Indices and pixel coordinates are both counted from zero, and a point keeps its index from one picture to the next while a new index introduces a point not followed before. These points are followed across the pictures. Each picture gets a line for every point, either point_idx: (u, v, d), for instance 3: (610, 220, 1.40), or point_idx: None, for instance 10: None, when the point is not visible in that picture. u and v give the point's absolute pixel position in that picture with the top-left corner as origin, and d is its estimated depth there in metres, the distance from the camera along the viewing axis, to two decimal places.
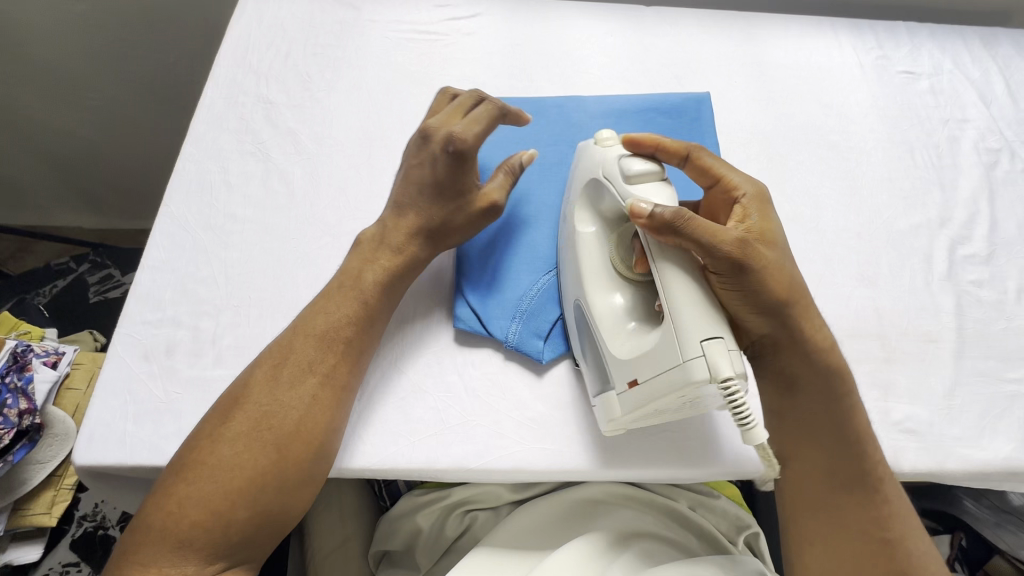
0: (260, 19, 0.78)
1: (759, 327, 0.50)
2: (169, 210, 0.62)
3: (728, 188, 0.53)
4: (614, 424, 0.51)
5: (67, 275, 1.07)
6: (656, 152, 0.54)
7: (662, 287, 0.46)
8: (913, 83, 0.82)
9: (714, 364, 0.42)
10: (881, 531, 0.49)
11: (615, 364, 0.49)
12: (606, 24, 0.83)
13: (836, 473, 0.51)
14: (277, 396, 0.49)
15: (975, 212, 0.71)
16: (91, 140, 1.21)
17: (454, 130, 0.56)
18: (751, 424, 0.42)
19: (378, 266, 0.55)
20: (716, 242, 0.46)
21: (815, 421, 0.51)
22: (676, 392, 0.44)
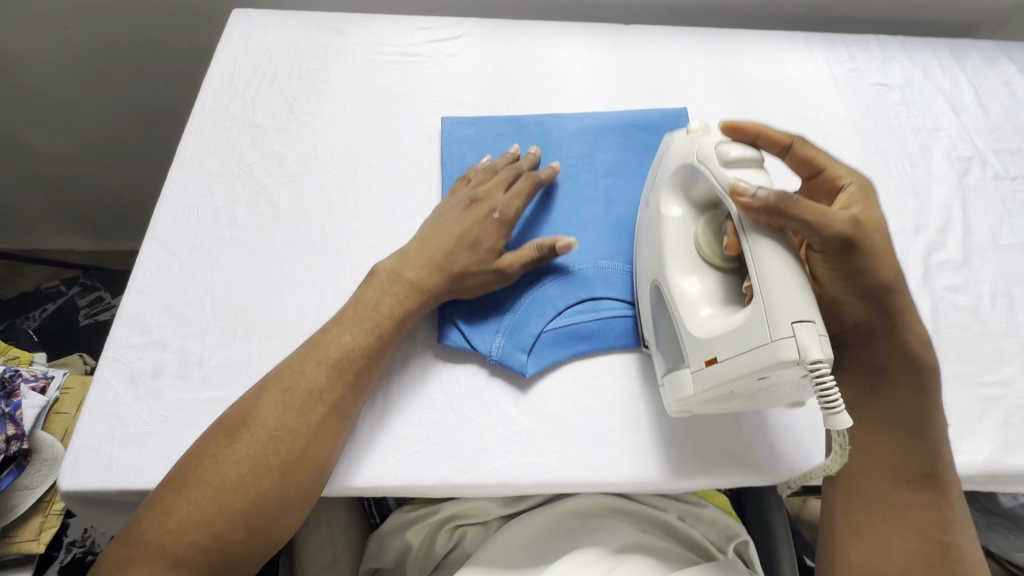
0: (246, 45, 0.80)
1: (860, 312, 0.51)
2: (156, 234, 0.63)
3: (833, 178, 0.54)
4: (683, 404, 0.53)
5: (57, 299, 1.08)
6: (758, 139, 0.56)
7: (755, 265, 0.46)
8: (886, 95, 0.84)
9: (804, 345, 0.42)
10: (939, 532, 0.49)
11: (693, 343, 0.50)
12: (586, 44, 0.85)
13: (906, 467, 0.51)
14: (286, 422, 0.49)
15: (949, 219, 0.72)
16: (84, 165, 1.23)
17: (500, 201, 0.63)
18: (841, 409, 0.42)
19: (394, 299, 0.57)
20: (829, 222, 0.47)
21: (905, 416, 0.52)
22: (757, 372, 0.45)
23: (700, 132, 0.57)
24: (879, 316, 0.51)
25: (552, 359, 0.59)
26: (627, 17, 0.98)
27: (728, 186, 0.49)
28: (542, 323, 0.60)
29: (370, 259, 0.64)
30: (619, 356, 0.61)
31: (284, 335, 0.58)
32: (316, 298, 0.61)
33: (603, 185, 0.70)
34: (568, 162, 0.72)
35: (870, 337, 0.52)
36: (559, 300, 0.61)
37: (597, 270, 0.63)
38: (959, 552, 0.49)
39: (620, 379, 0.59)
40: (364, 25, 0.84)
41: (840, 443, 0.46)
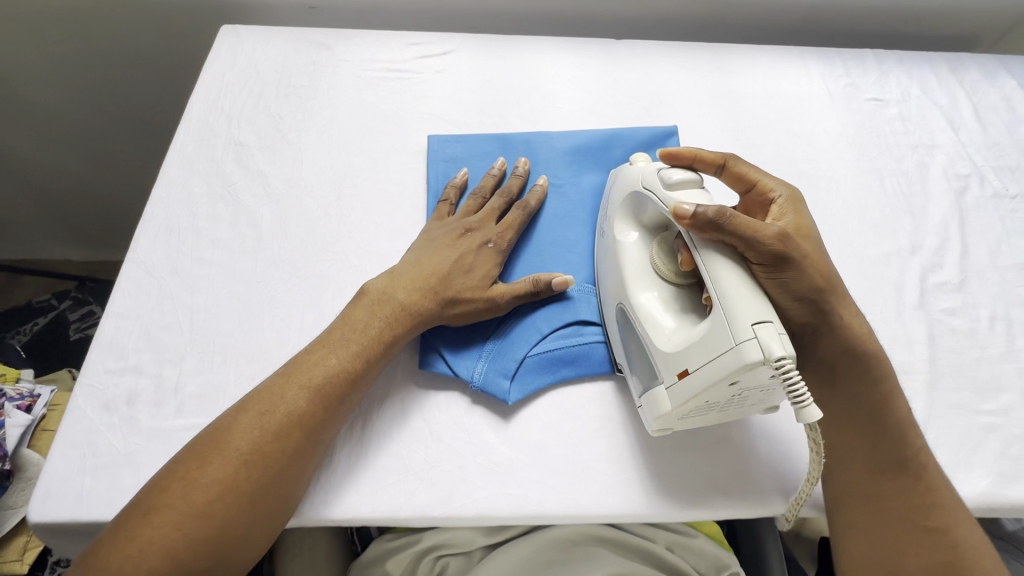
0: (234, 61, 0.79)
1: (802, 316, 0.52)
2: (136, 256, 0.62)
3: (764, 192, 0.57)
4: (662, 424, 0.52)
5: (48, 313, 1.07)
6: (695, 163, 0.60)
7: (710, 277, 0.47)
8: (882, 110, 0.82)
9: (767, 345, 0.43)
10: (923, 519, 0.50)
11: (663, 358, 0.50)
12: (576, 58, 0.84)
13: (877, 457, 0.52)
14: (259, 447, 0.48)
15: (946, 239, 0.70)
16: (78, 177, 1.23)
17: (495, 232, 0.63)
18: (809, 402, 0.43)
19: (383, 321, 0.56)
20: (758, 235, 0.47)
21: (865, 408, 0.53)
22: (728, 378, 0.45)
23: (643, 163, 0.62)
24: (821, 317, 0.52)
25: (536, 385, 0.58)
26: (620, 32, 0.97)
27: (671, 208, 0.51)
28: (525, 348, 0.59)
29: (352, 282, 0.63)
30: (604, 382, 0.59)
31: (263, 360, 0.57)
32: (296, 323, 0.60)
33: (590, 206, 0.70)
34: (555, 181, 0.71)
35: (816, 337, 0.53)
36: (544, 324, 0.60)
37: (583, 294, 0.63)
38: (949, 534, 0.50)
39: (604, 407, 0.58)
40: (352, 41, 0.83)
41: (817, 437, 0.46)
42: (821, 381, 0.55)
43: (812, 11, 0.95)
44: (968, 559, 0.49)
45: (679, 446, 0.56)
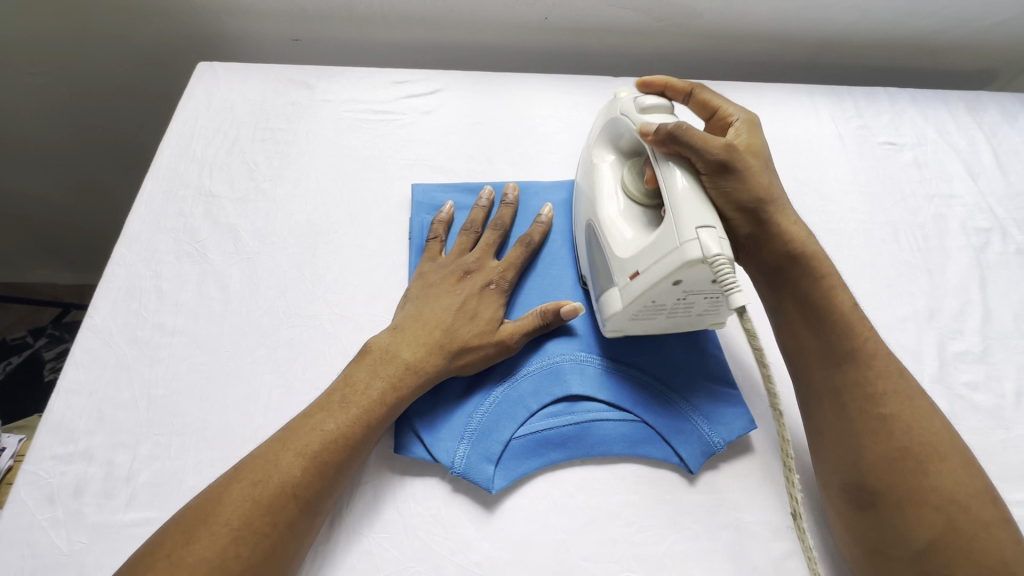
0: (209, 102, 0.75)
1: (746, 227, 0.54)
2: (93, 322, 0.58)
3: (723, 117, 0.61)
4: (614, 322, 0.54)
5: (22, 352, 1.04)
6: (666, 91, 0.64)
7: (664, 187, 0.51)
8: (896, 154, 0.78)
9: (705, 243, 0.46)
10: (876, 408, 0.49)
11: (616, 261, 0.53)
12: (571, 98, 0.80)
13: (826, 353, 0.52)
14: (250, 524, 0.43)
15: (966, 301, 0.66)
16: (55, 204, 1.15)
17: (495, 272, 0.60)
18: (735, 290, 0.45)
19: (386, 380, 0.51)
20: (707, 145, 0.51)
21: (814, 310, 0.54)
22: (670, 276, 0.48)
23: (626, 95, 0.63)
24: (760, 226, 0.55)
25: (523, 469, 0.53)
26: (620, 66, 0.93)
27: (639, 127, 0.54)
28: (512, 429, 0.53)
29: (324, 351, 0.58)
30: (596, 466, 0.54)
31: (224, 442, 0.53)
32: (262, 399, 0.55)
33: (581, 265, 0.65)
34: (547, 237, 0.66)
35: (759, 244, 0.55)
36: (532, 401, 0.55)
37: (575, 363, 0.57)
38: (907, 423, 0.48)
39: (595, 497, 0.53)
40: (335, 79, 0.79)
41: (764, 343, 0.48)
42: (768, 286, 0.57)
43: (821, 45, 0.90)
44: (930, 445, 0.47)
45: (678, 542, 0.51)
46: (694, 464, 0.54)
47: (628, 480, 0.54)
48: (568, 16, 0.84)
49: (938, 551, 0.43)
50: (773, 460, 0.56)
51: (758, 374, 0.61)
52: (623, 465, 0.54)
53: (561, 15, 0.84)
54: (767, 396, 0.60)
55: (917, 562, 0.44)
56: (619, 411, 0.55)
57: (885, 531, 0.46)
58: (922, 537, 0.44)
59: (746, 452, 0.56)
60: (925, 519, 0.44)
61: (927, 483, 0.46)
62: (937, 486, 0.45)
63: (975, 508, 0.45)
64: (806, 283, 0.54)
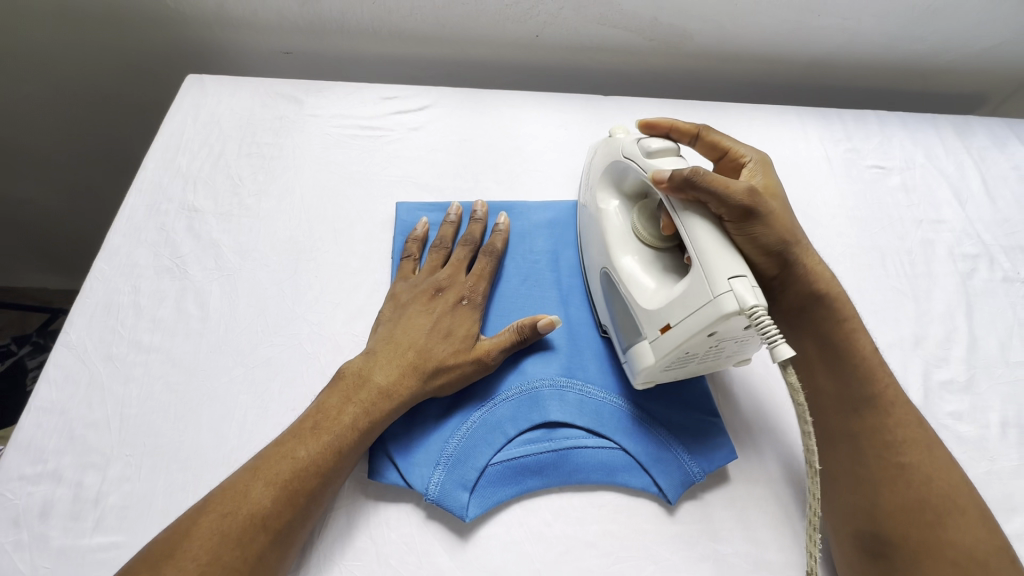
0: (196, 114, 0.75)
1: (771, 269, 0.55)
2: (68, 338, 0.57)
3: (735, 157, 0.60)
4: (646, 375, 0.53)
5: (5, 359, 1.03)
6: (671, 133, 0.63)
7: (690, 241, 0.49)
8: (885, 179, 0.77)
9: (741, 295, 0.44)
10: (895, 455, 0.49)
11: (645, 315, 0.52)
12: (561, 116, 0.80)
13: (846, 397, 0.53)
14: (217, 558, 0.42)
15: (952, 329, 0.65)
16: (43, 209, 1.15)
17: (467, 288, 0.60)
18: (780, 340, 0.43)
19: (359, 406, 0.51)
20: (729, 193, 0.49)
21: (836, 349, 0.54)
22: (706, 331, 0.46)
23: (622, 134, 0.64)
24: (788, 267, 0.54)
25: (499, 496, 0.52)
26: (611, 85, 0.93)
27: (650, 174, 0.53)
28: (489, 455, 0.53)
29: (302, 371, 0.57)
30: (572, 494, 0.53)
31: (195, 464, 0.52)
32: (236, 420, 0.54)
33: (563, 285, 0.65)
34: (531, 258, 0.66)
35: (784, 286, 0.56)
36: (509, 426, 0.54)
37: (554, 389, 0.56)
38: (925, 474, 0.48)
39: (570, 526, 0.52)
40: (324, 93, 0.78)
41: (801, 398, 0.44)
42: (791, 328, 0.57)
43: (812, 67, 0.91)
44: (947, 497, 0.47)
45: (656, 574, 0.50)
46: (672, 494, 0.53)
47: (606, 508, 0.53)
48: (560, 35, 0.84)
49: None
50: (754, 490, 0.55)
51: (740, 401, 0.61)
52: (600, 493, 0.54)
53: (553, 33, 0.84)
54: (750, 422, 0.60)
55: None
56: (597, 438, 0.55)
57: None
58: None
59: (727, 481, 0.56)
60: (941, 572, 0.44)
61: (942, 536, 0.45)
62: (951, 539, 0.45)
63: (993, 565, 0.44)
64: (829, 324, 0.55)
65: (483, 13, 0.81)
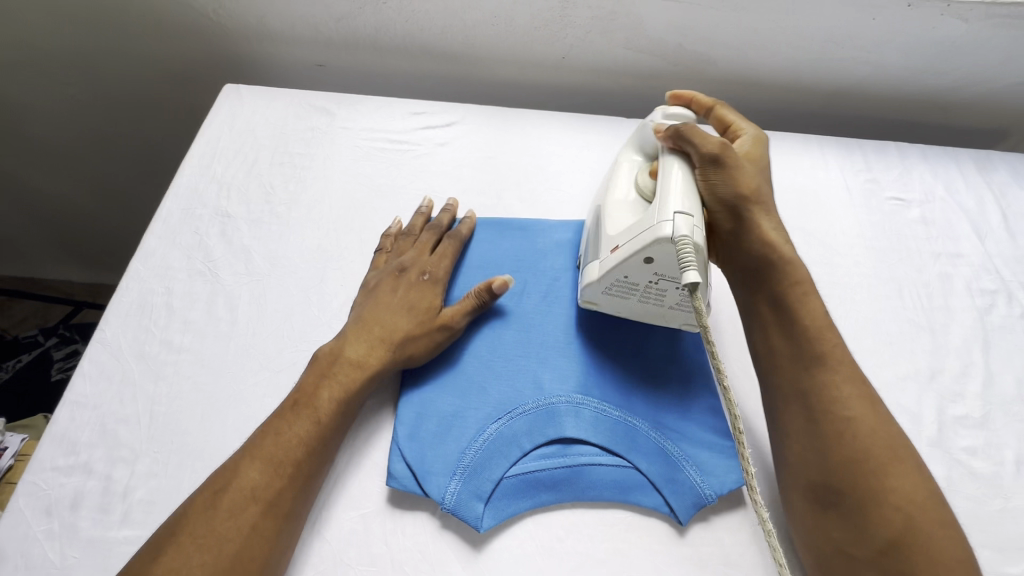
0: (232, 123, 0.78)
1: (727, 223, 0.59)
2: (104, 335, 0.59)
3: (736, 131, 0.66)
4: (588, 291, 0.59)
5: (32, 351, 1.05)
6: (687, 106, 0.69)
7: (660, 173, 0.58)
8: (903, 211, 0.78)
9: (676, 224, 0.51)
10: (838, 409, 0.49)
11: (604, 239, 0.59)
12: (583, 137, 0.82)
13: (796, 354, 0.53)
14: (213, 527, 0.45)
15: (968, 364, 0.65)
16: (80, 204, 1.18)
17: (429, 264, 0.63)
18: (690, 271, 0.49)
19: (335, 384, 0.54)
20: (703, 140, 0.58)
21: (785, 306, 0.55)
22: (642, 252, 0.53)
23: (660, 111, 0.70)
24: (742, 223, 0.58)
25: (512, 506, 0.53)
26: (634, 108, 0.95)
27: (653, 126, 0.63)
28: (504, 467, 0.54)
29: None
30: (585, 509, 0.54)
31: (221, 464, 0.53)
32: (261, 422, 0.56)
33: None
34: (552, 275, 0.68)
35: (736, 241, 0.58)
36: (525, 440, 0.55)
37: (571, 406, 0.57)
38: (866, 427, 0.48)
39: (582, 543, 0.52)
40: (355, 106, 0.81)
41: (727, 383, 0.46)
42: (744, 287, 0.59)
43: (833, 97, 0.92)
44: (890, 447, 0.47)
45: None
46: (683, 515, 0.54)
47: (618, 527, 0.53)
48: (585, 57, 0.87)
49: (899, 550, 0.43)
50: (770, 517, 0.55)
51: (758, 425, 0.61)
52: (611, 511, 0.54)
53: (579, 55, 0.86)
54: None
55: (878, 561, 0.44)
56: (611, 456, 0.56)
57: (855, 531, 0.45)
58: (882, 535, 0.44)
59: (739, 506, 0.56)
60: (887, 520, 0.44)
61: (886, 485, 0.45)
62: (895, 488, 0.45)
63: (933, 511, 0.44)
64: (783, 286, 0.56)
65: (512, 34, 0.84)
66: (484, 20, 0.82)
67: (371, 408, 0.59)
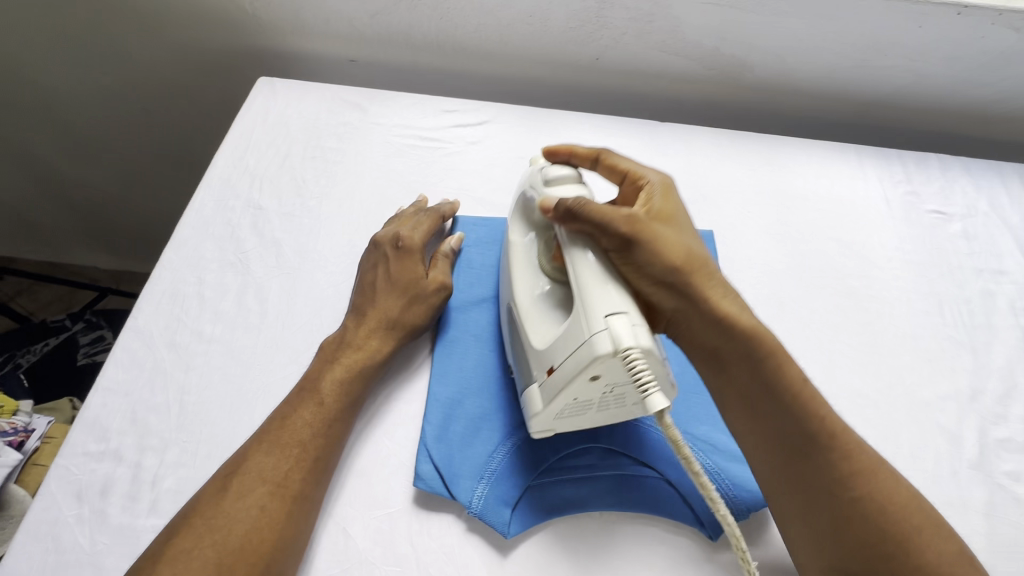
0: (266, 115, 0.78)
1: (670, 302, 0.52)
2: (136, 322, 0.60)
3: (635, 181, 0.59)
4: (539, 421, 0.51)
5: (60, 334, 1.06)
6: (572, 158, 0.62)
7: (573, 272, 0.50)
8: (945, 225, 0.76)
9: (615, 334, 0.44)
10: (846, 492, 0.46)
11: (537, 355, 0.51)
12: (616, 139, 0.80)
13: (786, 442, 0.49)
14: (222, 511, 0.45)
15: (1013, 385, 0.63)
16: (110, 192, 1.20)
17: (400, 232, 0.64)
18: (653, 391, 0.44)
19: (339, 366, 0.55)
20: (608, 220, 0.50)
21: (757, 390, 0.50)
22: (586, 373, 0.46)
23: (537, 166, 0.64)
24: (688, 300, 0.52)
25: (541, 515, 0.52)
26: (664, 111, 0.94)
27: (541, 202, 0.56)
28: (533, 474, 0.54)
29: None
30: (616, 520, 0.53)
31: None
32: None
33: None
34: None
35: (691, 323, 0.52)
36: (556, 447, 0.55)
37: None
38: (880, 501, 0.46)
39: (609, 554, 0.51)
40: (387, 103, 0.81)
41: (722, 509, 0.44)
42: (710, 373, 0.53)
43: (872, 105, 0.89)
44: (906, 520, 0.45)
45: None
46: (715, 530, 0.52)
47: (645, 539, 0.52)
48: (619, 58, 0.85)
49: None
50: None
51: None
52: (643, 522, 0.53)
53: (613, 57, 0.85)
54: None
55: None
56: (642, 467, 0.55)
57: None
58: None
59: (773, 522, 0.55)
60: None
61: (920, 560, 0.44)
62: (931, 561, 0.44)
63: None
64: (753, 369, 0.50)
65: (546, 34, 0.83)
66: (520, 19, 0.81)
67: (398, 406, 0.58)
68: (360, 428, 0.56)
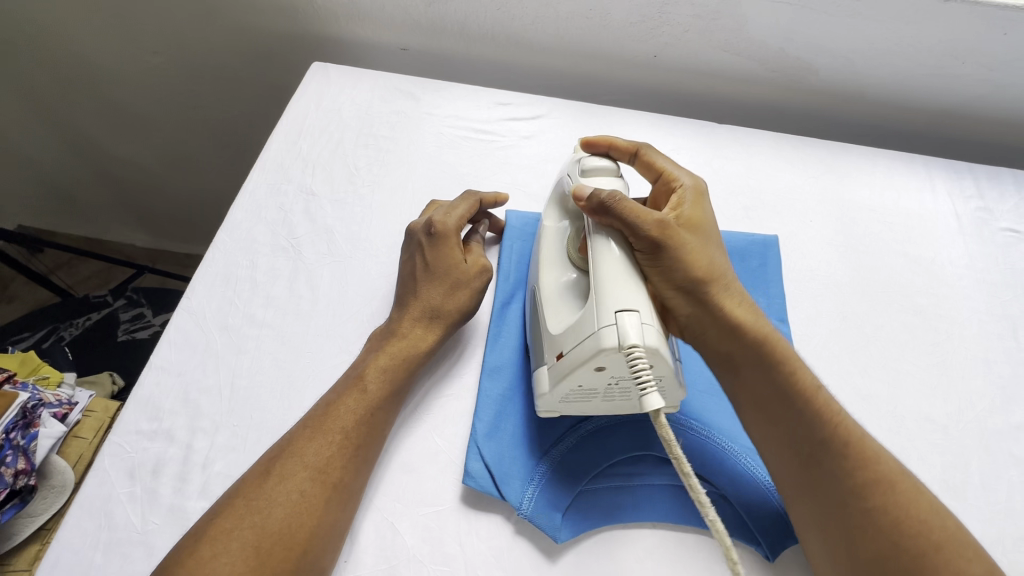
0: (319, 101, 0.77)
1: (686, 308, 0.51)
2: (189, 303, 0.60)
3: (668, 181, 0.58)
4: (545, 403, 0.51)
5: (101, 310, 1.07)
6: (611, 151, 0.61)
7: (592, 259, 0.49)
8: (1019, 244, 0.72)
9: (622, 329, 0.44)
10: (860, 501, 0.44)
11: (548, 338, 0.51)
12: (674, 139, 0.78)
13: (800, 448, 0.47)
14: (262, 493, 0.45)
15: None
16: (155, 172, 1.22)
17: (434, 216, 0.61)
18: (650, 390, 0.43)
19: (386, 355, 0.54)
20: (640, 221, 0.49)
21: (774, 395, 0.49)
22: (589, 362, 0.45)
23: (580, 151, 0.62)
24: (706, 308, 0.51)
25: (592, 521, 0.51)
26: (719, 113, 0.91)
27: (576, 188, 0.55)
28: (584, 479, 0.53)
29: None
30: (669, 533, 0.51)
31: None
32: None
33: None
34: None
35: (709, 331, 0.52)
36: (611, 452, 0.54)
37: (661, 424, 0.55)
38: (895, 513, 0.43)
39: (663, 566, 0.50)
40: (441, 93, 0.80)
41: (711, 513, 0.40)
42: (722, 378, 0.52)
43: (941, 116, 0.86)
44: (919, 534, 0.42)
45: None
46: (773, 549, 0.50)
47: (699, 555, 0.50)
48: (678, 57, 0.83)
49: None
50: None
51: None
52: (697, 537, 0.51)
53: (671, 54, 0.83)
54: None
55: None
56: (698, 480, 0.53)
57: None
58: None
59: None
60: None
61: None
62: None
63: None
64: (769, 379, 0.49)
65: (606, 29, 0.81)
66: (579, 13, 0.79)
67: (447, 401, 0.57)
68: (408, 421, 0.55)
